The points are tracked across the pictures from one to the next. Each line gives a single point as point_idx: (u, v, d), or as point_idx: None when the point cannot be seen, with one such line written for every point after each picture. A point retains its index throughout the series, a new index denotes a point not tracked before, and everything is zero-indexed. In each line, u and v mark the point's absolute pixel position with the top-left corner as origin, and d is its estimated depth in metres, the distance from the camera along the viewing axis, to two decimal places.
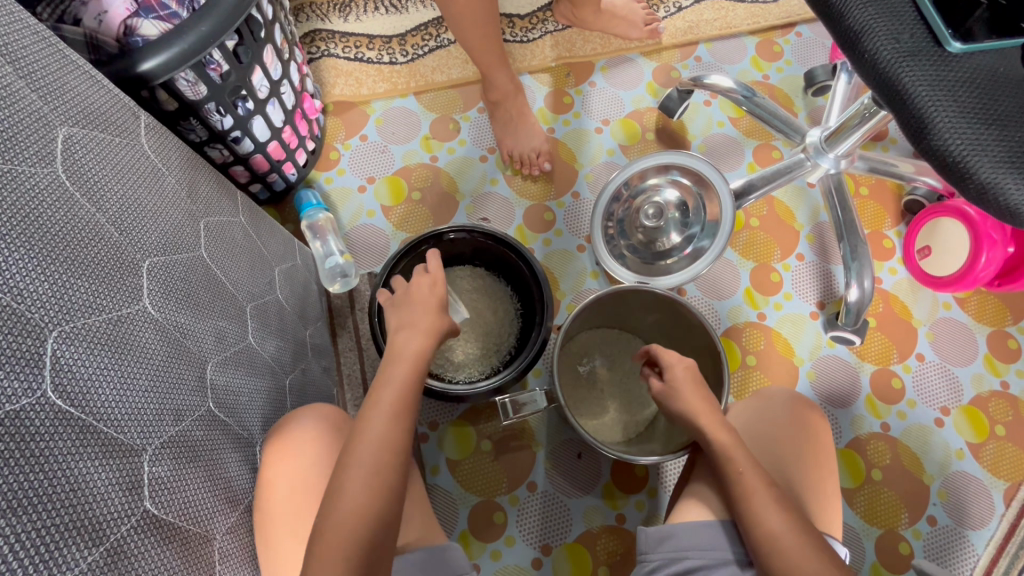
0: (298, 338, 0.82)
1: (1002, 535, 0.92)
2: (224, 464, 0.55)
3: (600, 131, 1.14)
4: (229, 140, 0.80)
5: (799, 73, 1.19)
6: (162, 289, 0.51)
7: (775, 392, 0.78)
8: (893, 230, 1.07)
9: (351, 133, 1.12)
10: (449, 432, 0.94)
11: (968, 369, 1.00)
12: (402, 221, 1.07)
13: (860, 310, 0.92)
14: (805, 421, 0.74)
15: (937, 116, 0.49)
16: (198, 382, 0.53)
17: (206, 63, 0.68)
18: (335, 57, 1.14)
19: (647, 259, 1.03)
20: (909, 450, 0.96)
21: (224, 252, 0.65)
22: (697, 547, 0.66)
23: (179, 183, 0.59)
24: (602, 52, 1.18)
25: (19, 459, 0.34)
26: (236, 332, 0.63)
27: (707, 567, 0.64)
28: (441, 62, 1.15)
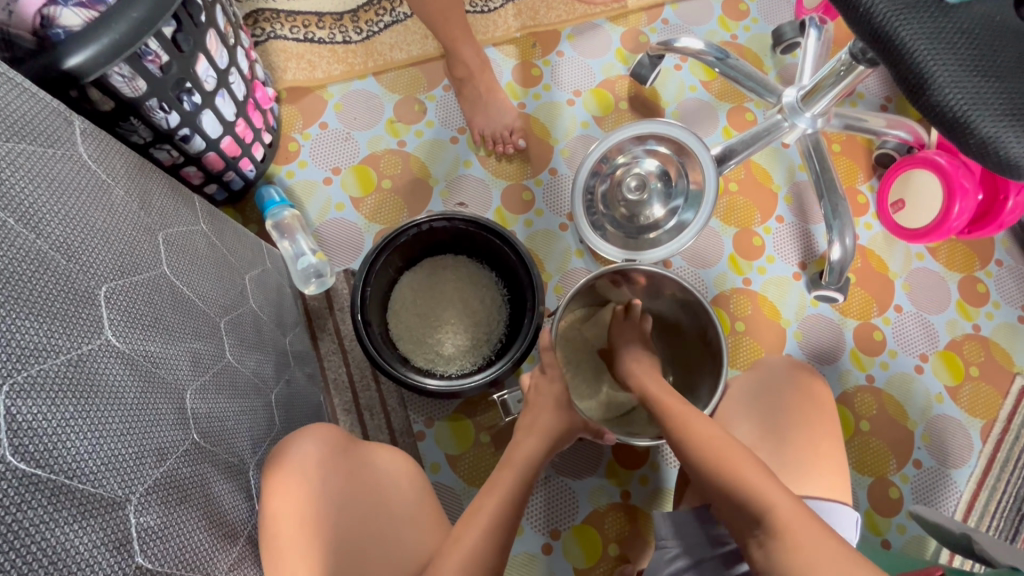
0: (278, 347, 0.77)
1: (981, 470, 0.97)
2: (218, 498, 0.50)
3: (572, 103, 1.10)
4: (177, 140, 0.73)
5: (766, 31, 1.17)
6: (125, 317, 0.45)
7: (771, 360, 0.79)
8: (866, 185, 1.08)
9: (309, 122, 1.04)
10: (446, 427, 0.92)
11: (942, 315, 1.04)
12: (374, 212, 1.02)
13: (842, 269, 0.94)
14: (805, 386, 0.75)
15: (936, 70, 0.47)
16: (178, 415, 0.48)
17: (142, 55, 0.60)
18: (283, 39, 1.06)
19: (631, 233, 1.01)
20: (893, 399, 1.00)
21: (188, 265, 0.59)
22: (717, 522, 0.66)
23: (129, 194, 0.52)
24: (568, 19, 1.13)
25: None
26: (212, 352, 0.57)
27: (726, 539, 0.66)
28: (399, 38, 1.08)
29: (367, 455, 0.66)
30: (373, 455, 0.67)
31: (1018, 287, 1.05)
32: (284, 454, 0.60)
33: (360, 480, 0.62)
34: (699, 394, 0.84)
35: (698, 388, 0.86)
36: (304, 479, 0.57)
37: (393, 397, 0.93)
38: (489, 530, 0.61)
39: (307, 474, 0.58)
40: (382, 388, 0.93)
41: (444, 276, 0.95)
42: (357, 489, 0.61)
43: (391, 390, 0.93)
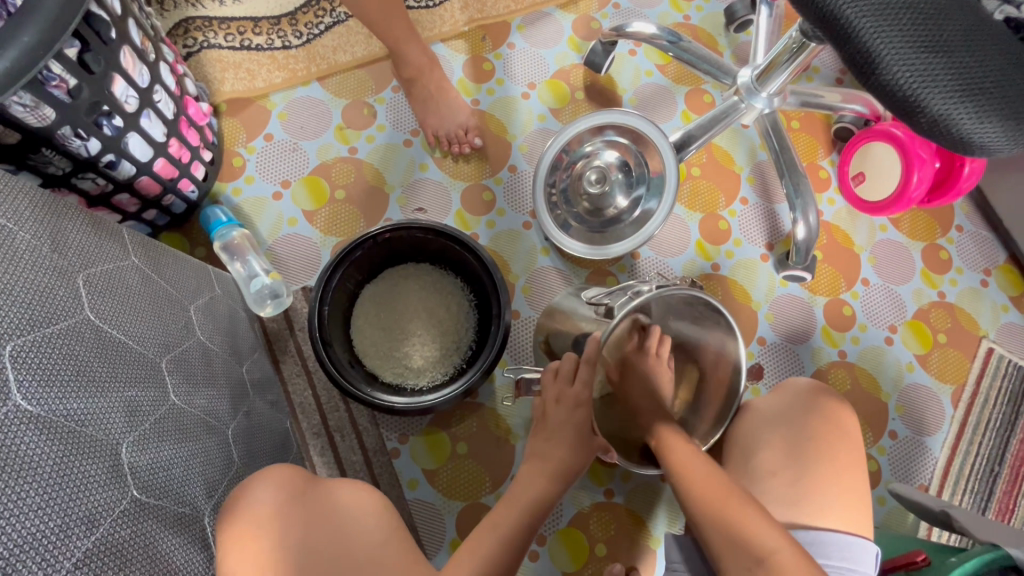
0: (235, 378, 0.73)
1: (954, 436, 0.99)
2: (166, 554, 0.47)
3: (527, 96, 1.07)
4: (102, 167, 0.68)
5: (719, 9, 1.15)
6: (39, 375, 0.42)
7: (793, 381, 0.77)
8: (827, 160, 1.08)
9: (253, 134, 0.99)
10: (421, 442, 0.89)
11: (908, 286, 1.04)
12: (329, 225, 0.97)
13: (808, 248, 0.94)
14: (810, 393, 0.75)
15: (883, 48, 0.46)
16: (113, 473, 0.45)
17: (45, 81, 0.56)
18: (217, 48, 1.00)
19: (597, 227, 0.98)
20: (866, 372, 1.00)
21: (118, 306, 0.54)
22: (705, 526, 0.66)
23: (37, 238, 0.48)
24: (517, 9, 1.09)
25: None
26: (153, 398, 0.53)
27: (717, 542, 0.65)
28: (341, 39, 1.03)
29: (327, 496, 0.64)
30: (335, 494, 0.65)
31: (979, 252, 1.07)
32: (240, 499, 0.57)
33: (320, 521, 0.60)
34: None
35: None
36: (264, 521, 0.55)
37: (364, 416, 0.90)
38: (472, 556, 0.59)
39: (264, 515, 0.56)
40: (351, 408, 0.90)
41: (408, 286, 0.92)
42: (319, 535, 0.58)
43: (361, 410, 0.90)
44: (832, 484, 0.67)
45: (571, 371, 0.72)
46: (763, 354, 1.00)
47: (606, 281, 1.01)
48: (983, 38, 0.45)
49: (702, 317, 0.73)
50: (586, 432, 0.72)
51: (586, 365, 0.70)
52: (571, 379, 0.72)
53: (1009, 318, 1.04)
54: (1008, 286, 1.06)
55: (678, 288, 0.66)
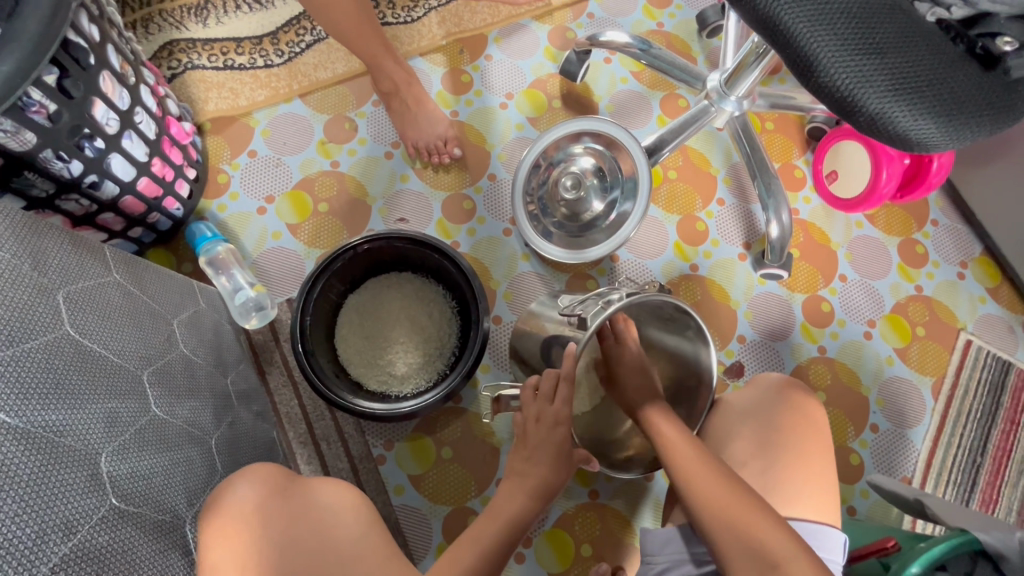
0: (219, 390, 0.75)
1: (936, 427, 1.00)
2: (145, 560, 0.49)
3: (505, 106, 1.09)
4: (85, 188, 0.70)
5: (692, 16, 1.18)
6: (16, 388, 0.43)
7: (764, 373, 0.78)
8: (802, 159, 1.10)
9: (237, 151, 1.02)
10: (407, 448, 0.91)
11: (885, 280, 1.06)
12: (313, 237, 1.00)
13: (783, 246, 0.96)
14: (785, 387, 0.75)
15: (820, 52, 0.48)
16: (92, 481, 0.46)
17: (25, 107, 0.58)
18: (201, 68, 1.03)
19: (575, 232, 1.00)
20: (846, 367, 1.02)
21: (99, 321, 0.56)
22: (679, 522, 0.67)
23: (17, 257, 0.50)
24: (493, 22, 1.12)
25: None
26: (133, 410, 0.55)
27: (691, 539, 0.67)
28: (322, 57, 1.06)
29: (310, 492, 0.65)
30: (317, 492, 0.66)
31: (953, 245, 1.08)
32: (221, 497, 0.59)
33: (306, 520, 0.61)
34: None
35: None
36: (245, 523, 0.57)
37: (350, 424, 0.91)
38: None
39: (247, 517, 0.57)
40: (337, 417, 0.91)
41: (390, 295, 0.94)
42: (304, 526, 0.60)
43: (347, 418, 0.91)
44: (805, 478, 0.68)
45: (551, 390, 0.71)
46: (743, 352, 1.01)
47: (587, 285, 1.03)
48: (916, 40, 0.48)
49: (673, 316, 0.74)
50: (558, 434, 0.72)
51: (567, 383, 0.70)
52: (551, 398, 0.72)
53: (987, 309, 1.06)
54: (984, 278, 1.07)
55: (647, 294, 0.68)
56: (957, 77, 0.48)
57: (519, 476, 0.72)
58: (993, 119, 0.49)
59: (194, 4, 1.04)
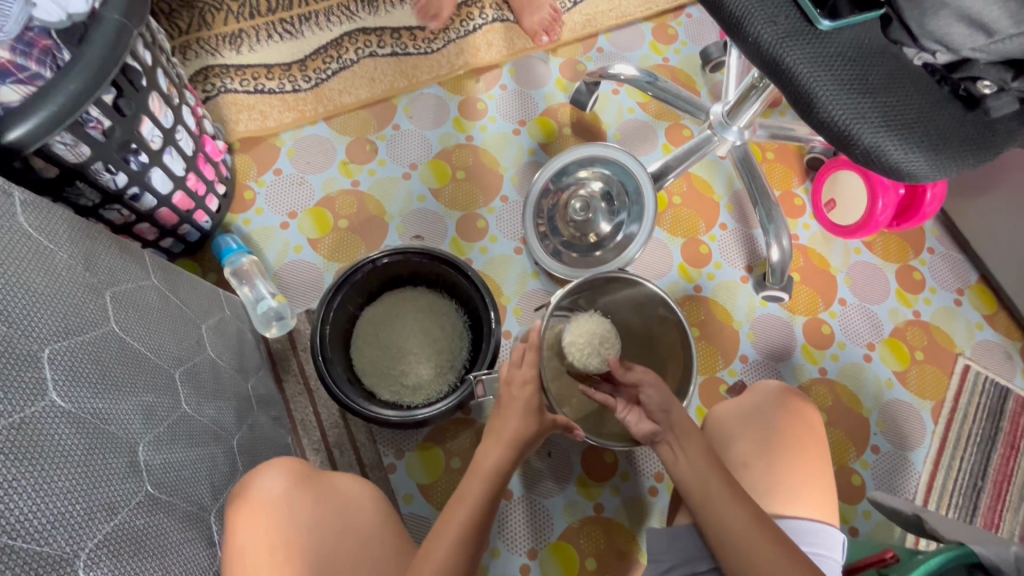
0: (240, 393, 0.78)
1: (936, 450, 1.01)
2: (175, 547, 0.51)
3: (517, 132, 1.15)
4: (127, 199, 0.75)
5: (695, 52, 1.25)
6: (70, 376, 0.47)
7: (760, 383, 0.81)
8: (801, 188, 1.15)
9: (263, 169, 1.07)
10: (416, 457, 0.93)
11: (884, 305, 1.09)
12: (332, 252, 1.04)
13: (783, 269, 0.99)
14: (787, 401, 0.78)
15: (817, 89, 0.53)
16: (131, 467, 0.49)
17: (84, 122, 0.63)
18: (234, 92, 1.10)
19: (583, 252, 1.05)
20: (846, 389, 1.04)
21: (139, 321, 0.60)
22: None
23: (72, 257, 0.54)
24: (508, 53, 1.19)
25: None
26: (167, 405, 0.58)
27: None
28: (347, 84, 1.13)
29: (332, 481, 0.67)
30: (335, 482, 0.68)
31: (950, 272, 1.12)
32: (249, 488, 0.62)
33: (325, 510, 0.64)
34: None
35: None
36: (272, 514, 0.60)
37: (361, 432, 0.94)
38: (456, 543, 0.62)
39: (273, 506, 0.61)
40: (350, 424, 0.94)
41: (405, 308, 0.98)
42: (325, 515, 0.63)
43: (359, 426, 0.94)
44: (800, 480, 0.72)
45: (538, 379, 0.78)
46: (745, 371, 1.04)
47: None
48: (904, 81, 0.52)
49: None
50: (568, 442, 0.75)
51: (534, 348, 0.73)
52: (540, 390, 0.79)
53: (984, 335, 1.08)
54: (981, 305, 1.10)
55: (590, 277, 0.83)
56: (941, 115, 0.52)
57: (494, 431, 0.70)
58: (977, 154, 0.53)
59: (230, 33, 1.11)
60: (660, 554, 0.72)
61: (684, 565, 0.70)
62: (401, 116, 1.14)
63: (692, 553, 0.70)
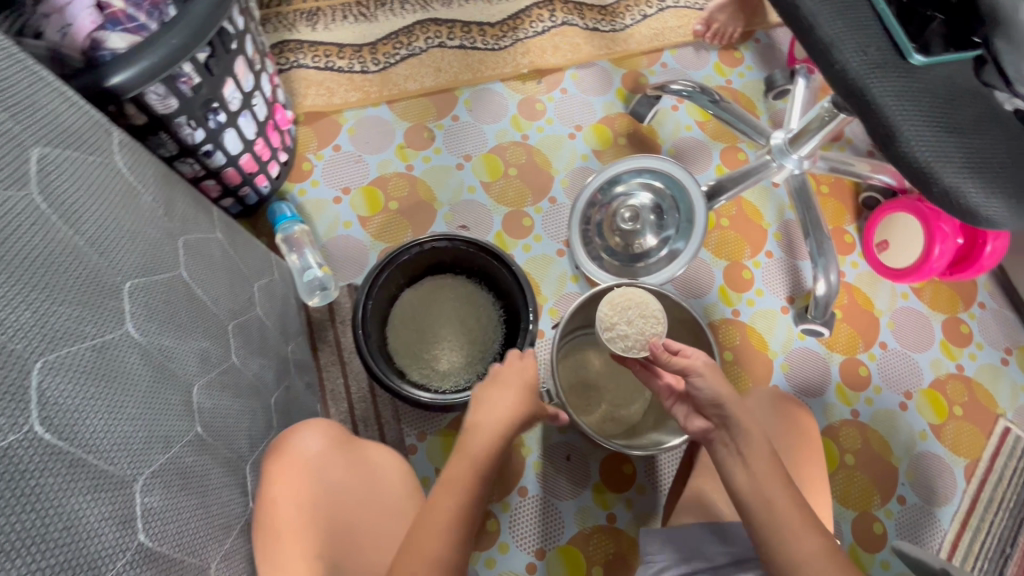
0: (280, 354, 0.80)
1: (965, 510, 0.98)
2: (215, 490, 0.53)
3: (573, 137, 1.16)
4: (200, 154, 0.78)
5: (760, 78, 1.25)
6: (144, 311, 0.49)
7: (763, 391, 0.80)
8: (853, 226, 1.13)
9: (323, 143, 1.10)
10: (437, 441, 0.94)
11: (926, 354, 1.06)
12: (380, 231, 1.06)
13: (827, 304, 0.98)
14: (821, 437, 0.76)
15: (902, 123, 0.52)
16: (184, 407, 0.51)
17: (177, 76, 0.66)
18: (305, 68, 1.13)
19: (626, 261, 1.05)
20: (878, 434, 1.02)
21: (204, 271, 0.63)
22: (704, 548, 0.68)
23: (155, 201, 0.57)
24: (572, 58, 1.20)
25: (11, 499, 0.32)
26: (219, 353, 0.61)
27: (716, 567, 0.67)
28: (414, 70, 1.16)
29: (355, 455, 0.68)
30: (366, 451, 0.69)
31: (1000, 329, 1.09)
32: (287, 441, 0.63)
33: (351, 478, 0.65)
34: None
35: None
36: (304, 468, 0.61)
37: (387, 409, 0.95)
38: None
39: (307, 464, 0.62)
40: (376, 400, 0.95)
41: (443, 294, 0.99)
42: (351, 485, 0.64)
43: (385, 403, 0.95)
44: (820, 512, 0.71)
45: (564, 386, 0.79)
46: None
47: None
48: (988, 126, 0.53)
49: None
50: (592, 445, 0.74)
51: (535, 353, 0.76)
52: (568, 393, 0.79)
53: None
54: None
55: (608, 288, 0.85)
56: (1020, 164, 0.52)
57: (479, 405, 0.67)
58: None
59: (309, 10, 1.15)
60: (654, 555, 0.71)
61: (676, 566, 0.69)
62: (461, 108, 1.16)
63: (688, 552, 0.69)
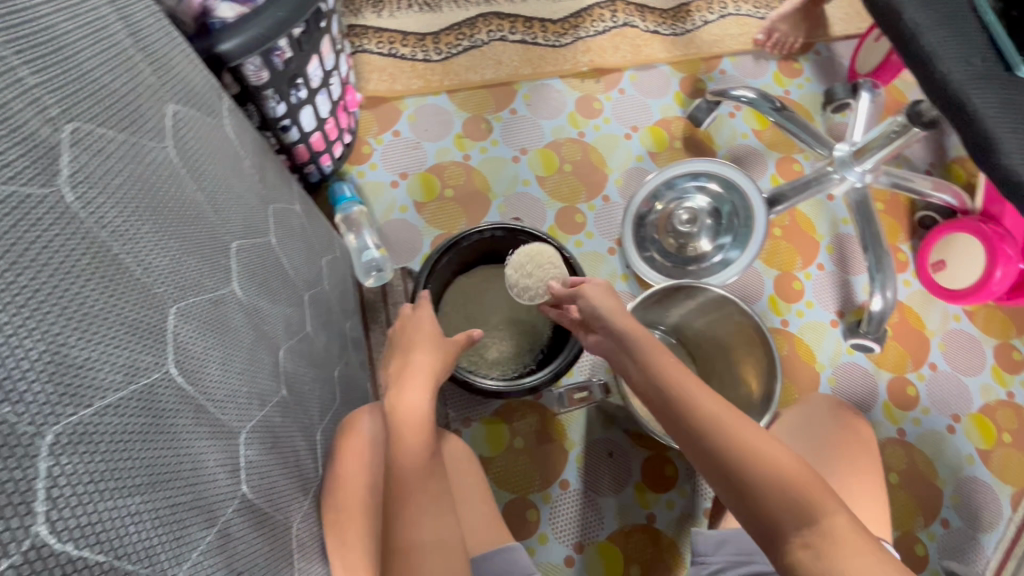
0: (341, 330, 0.81)
1: (1010, 538, 0.97)
2: (295, 452, 0.54)
3: (629, 137, 1.17)
4: (278, 129, 0.80)
5: (819, 90, 1.24)
6: (246, 272, 0.50)
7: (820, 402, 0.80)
8: (907, 244, 1.12)
9: (384, 128, 1.12)
10: (482, 429, 0.94)
11: (977, 379, 1.05)
12: (435, 218, 1.08)
13: (882, 319, 0.97)
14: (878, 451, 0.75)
15: (1005, 136, 0.51)
16: (274, 369, 0.52)
17: (273, 50, 0.67)
18: (369, 52, 1.14)
19: (678, 263, 1.05)
20: (924, 455, 1.00)
21: (287, 240, 0.64)
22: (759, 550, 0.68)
23: (252, 168, 0.58)
24: (631, 60, 1.20)
25: (159, 434, 0.33)
26: (297, 321, 0.62)
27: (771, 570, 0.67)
28: (475, 62, 1.17)
29: None
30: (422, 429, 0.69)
31: None
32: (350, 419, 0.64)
33: None
34: None
35: None
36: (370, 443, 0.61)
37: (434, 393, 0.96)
38: None
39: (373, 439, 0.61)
40: None
41: (495, 284, 1.00)
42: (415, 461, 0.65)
43: None
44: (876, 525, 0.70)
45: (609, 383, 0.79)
46: None
47: None
48: None
49: None
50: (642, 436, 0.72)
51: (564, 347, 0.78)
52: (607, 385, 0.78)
53: None
54: None
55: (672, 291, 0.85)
56: None
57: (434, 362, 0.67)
58: None
59: None
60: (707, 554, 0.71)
61: (734, 567, 0.69)
62: (519, 102, 1.16)
63: (742, 552, 0.69)
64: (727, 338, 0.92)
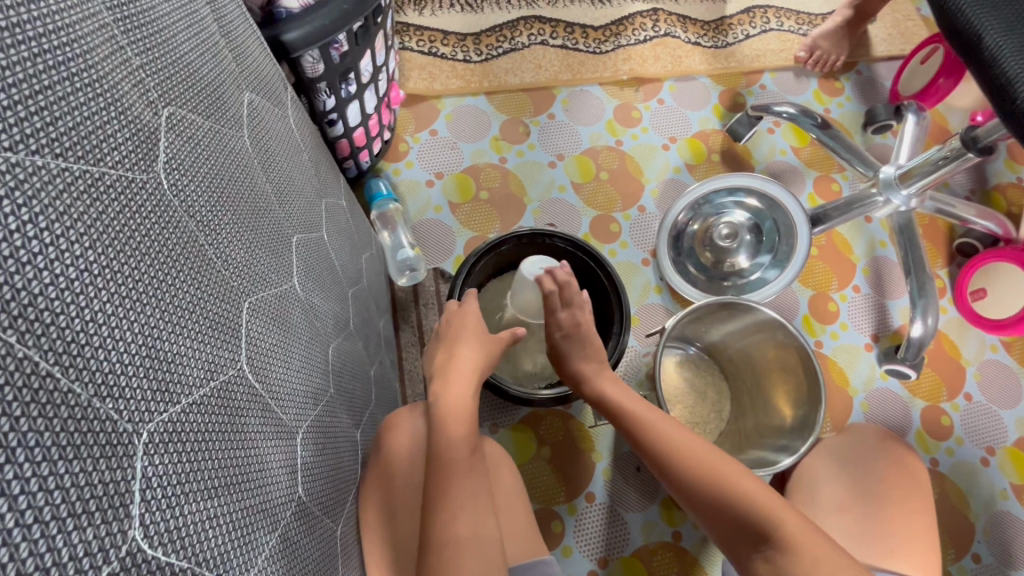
0: (376, 328, 0.80)
1: None
2: (341, 453, 0.53)
3: (666, 148, 1.15)
4: (324, 122, 0.79)
5: (859, 110, 1.22)
6: (304, 267, 0.49)
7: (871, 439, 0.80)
8: (944, 271, 1.10)
9: (421, 127, 1.11)
10: (509, 436, 0.93)
11: (1013, 411, 1.03)
12: (469, 219, 1.06)
13: (921, 345, 0.95)
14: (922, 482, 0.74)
15: None
16: (325, 368, 0.51)
17: (331, 43, 0.67)
18: (410, 50, 1.14)
19: (713, 278, 1.03)
20: (957, 487, 0.98)
21: (336, 236, 0.63)
22: None
23: (310, 161, 0.57)
24: (671, 70, 1.19)
25: (233, 434, 0.32)
26: (343, 319, 0.61)
27: None
28: (515, 65, 1.16)
29: None
30: None
31: None
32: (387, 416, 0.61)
33: None
34: (772, 446, 0.85)
35: (771, 441, 0.86)
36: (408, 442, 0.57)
37: None
38: None
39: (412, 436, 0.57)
40: None
41: None
42: None
43: None
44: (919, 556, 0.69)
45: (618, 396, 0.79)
46: None
47: None
48: None
49: None
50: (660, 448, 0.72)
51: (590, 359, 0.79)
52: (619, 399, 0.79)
53: None
54: None
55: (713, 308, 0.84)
56: None
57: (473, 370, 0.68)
58: None
59: None
60: None
61: None
62: (558, 107, 1.15)
63: None
64: (763, 357, 0.91)
